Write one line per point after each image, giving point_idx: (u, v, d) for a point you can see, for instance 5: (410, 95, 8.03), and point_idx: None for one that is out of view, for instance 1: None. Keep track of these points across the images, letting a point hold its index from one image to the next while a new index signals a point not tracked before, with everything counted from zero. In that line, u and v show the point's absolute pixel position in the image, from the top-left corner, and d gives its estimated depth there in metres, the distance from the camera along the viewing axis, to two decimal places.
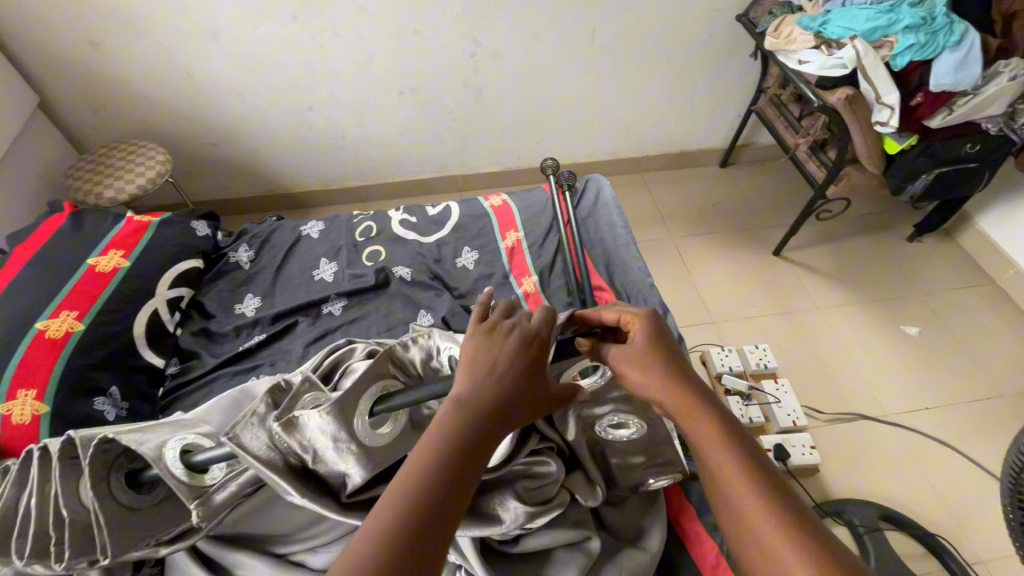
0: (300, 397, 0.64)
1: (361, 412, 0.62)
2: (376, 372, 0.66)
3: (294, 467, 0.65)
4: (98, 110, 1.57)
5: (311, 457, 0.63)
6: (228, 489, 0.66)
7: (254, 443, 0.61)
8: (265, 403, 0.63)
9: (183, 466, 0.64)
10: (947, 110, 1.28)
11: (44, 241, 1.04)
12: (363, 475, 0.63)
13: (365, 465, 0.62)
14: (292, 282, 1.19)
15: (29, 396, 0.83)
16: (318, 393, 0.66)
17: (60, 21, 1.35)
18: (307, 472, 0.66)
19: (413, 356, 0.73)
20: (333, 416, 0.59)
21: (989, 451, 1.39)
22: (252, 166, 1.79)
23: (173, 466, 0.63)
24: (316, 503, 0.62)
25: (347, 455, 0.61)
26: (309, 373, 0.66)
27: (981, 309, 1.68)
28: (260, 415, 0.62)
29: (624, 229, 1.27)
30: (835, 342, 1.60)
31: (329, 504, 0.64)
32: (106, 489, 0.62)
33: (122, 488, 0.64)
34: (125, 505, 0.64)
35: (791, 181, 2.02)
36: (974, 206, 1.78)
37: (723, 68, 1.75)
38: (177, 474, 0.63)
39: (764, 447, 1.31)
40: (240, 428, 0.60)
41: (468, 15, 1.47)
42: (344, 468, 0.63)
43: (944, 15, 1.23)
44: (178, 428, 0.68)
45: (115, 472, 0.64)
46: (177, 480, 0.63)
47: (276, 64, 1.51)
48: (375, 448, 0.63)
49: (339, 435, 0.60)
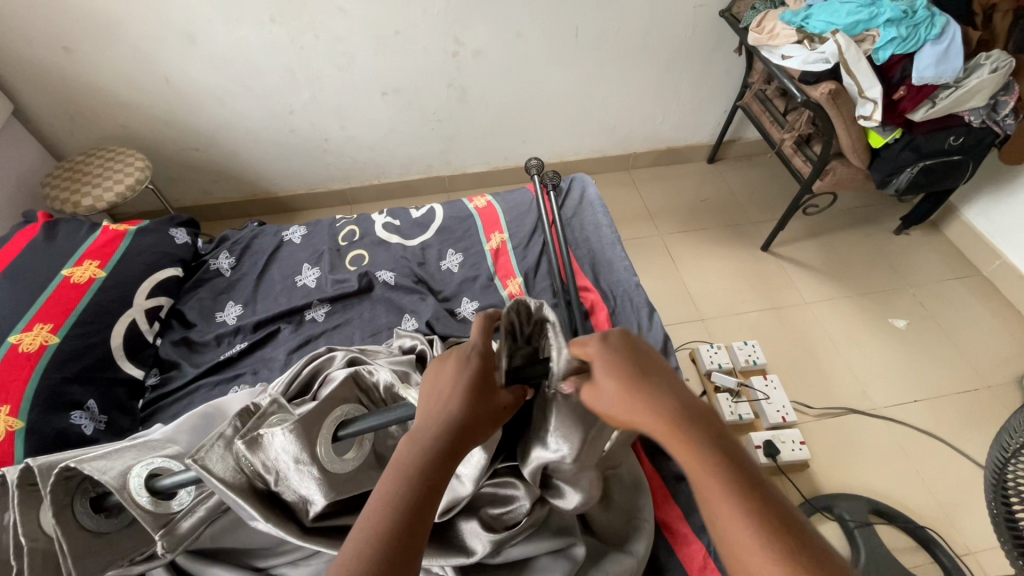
0: (265, 419, 0.66)
1: (324, 438, 0.64)
2: (338, 397, 0.71)
3: (259, 490, 0.65)
4: (76, 116, 1.54)
5: (273, 478, 0.64)
6: (193, 516, 0.67)
7: (219, 466, 0.61)
8: (233, 426, 0.64)
9: (148, 494, 0.64)
10: (930, 103, 1.29)
11: (17, 252, 1.02)
12: (324, 501, 0.64)
13: (326, 489, 0.64)
14: (275, 289, 1.18)
15: (1, 412, 0.81)
16: (284, 413, 0.68)
17: (32, 27, 1.33)
18: (271, 495, 0.67)
19: (378, 380, 0.77)
20: (296, 434, 0.61)
21: (977, 442, 1.40)
22: (235, 171, 1.77)
23: (137, 494, 0.63)
24: (276, 528, 0.62)
25: (308, 479, 0.63)
26: (277, 395, 0.69)
27: (969, 300, 1.69)
28: (226, 438, 0.63)
29: (609, 229, 1.27)
30: (823, 336, 1.61)
31: (291, 528, 0.64)
32: (71, 517, 0.62)
33: (87, 514, 0.64)
34: (90, 531, 0.64)
35: (778, 176, 2.03)
36: (961, 198, 1.78)
37: (708, 64, 1.75)
38: (141, 502, 0.63)
39: (754, 443, 1.31)
40: (205, 451, 0.61)
41: (449, 14, 1.46)
42: (306, 492, 0.64)
43: (925, 8, 1.23)
44: (144, 452, 0.68)
45: (79, 497, 0.64)
46: (141, 509, 0.63)
47: (255, 67, 1.49)
48: (337, 473, 0.65)
49: (301, 456, 0.62)
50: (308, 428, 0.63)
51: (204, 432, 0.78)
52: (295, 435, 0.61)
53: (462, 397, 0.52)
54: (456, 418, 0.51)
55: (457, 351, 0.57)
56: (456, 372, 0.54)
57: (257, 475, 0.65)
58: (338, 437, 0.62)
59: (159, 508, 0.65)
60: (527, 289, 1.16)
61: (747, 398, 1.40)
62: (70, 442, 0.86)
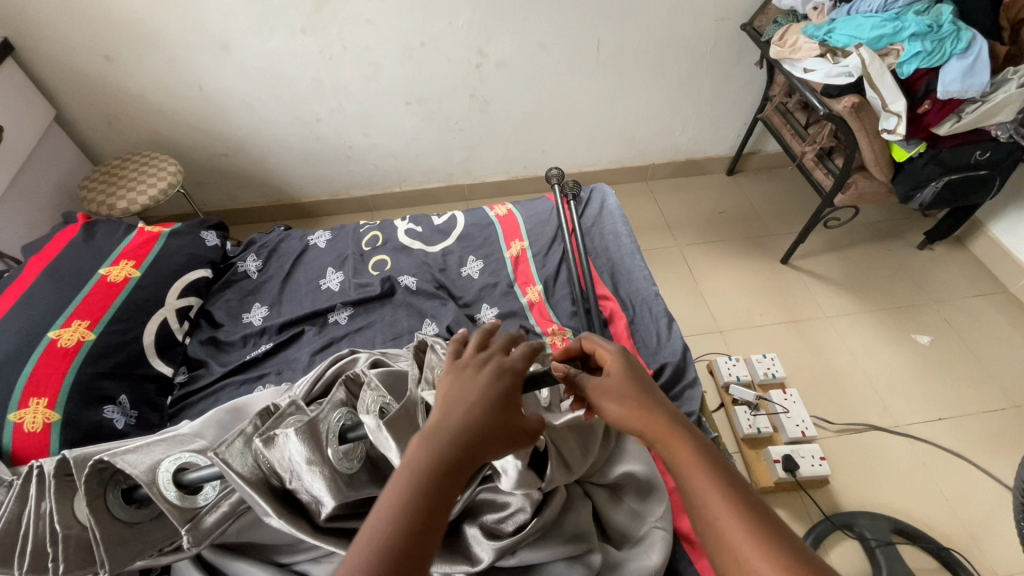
0: (283, 419, 0.67)
1: (332, 443, 0.65)
2: (338, 401, 0.71)
3: (275, 488, 0.67)
4: (113, 122, 1.60)
5: (288, 477, 0.65)
6: (218, 512, 0.68)
7: (238, 462, 0.63)
8: (252, 424, 0.66)
9: (174, 488, 0.65)
10: (955, 118, 1.28)
11: (59, 251, 1.07)
12: (333, 502, 0.63)
13: (335, 489, 0.63)
14: (300, 291, 1.21)
15: (40, 404, 0.85)
16: (301, 415, 0.68)
17: (76, 37, 1.39)
18: (286, 493, 0.68)
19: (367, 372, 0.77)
20: (306, 436, 0.62)
21: (1003, 461, 1.36)
22: (260, 176, 1.82)
23: (165, 488, 0.65)
24: (290, 525, 0.64)
25: (318, 480, 0.62)
26: (296, 397, 0.70)
27: (994, 316, 1.65)
28: (245, 436, 0.65)
29: (629, 239, 1.27)
30: (843, 349, 1.59)
31: (302, 526, 0.65)
32: (103, 507, 0.64)
33: (119, 505, 0.66)
34: (122, 520, 0.65)
35: (798, 188, 2.02)
36: (986, 213, 1.76)
37: (732, 73, 1.75)
38: (168, 496, 0.65)
39: (772, 458, 1.30)
40: (225, 446, 0.62)
41: (474, 26, 1.49)
42: (317, 493, 0.64)
43: (950, 23, 1.22)
44: (173, 446, 0.70)
45: (113, 489, 0.66)
46: (167, 503, 0.64)
47: (283, 76, 1.53)
48: (344, 473, 0.66)
49: (313, 458, 0.62)
50: (317, 430, 0.64)
51: (229, 426, 0.80)
52: (304, 438, 0.62)
53: (489, 411, 0.54)
54: (473, 440, 0.52)
55: (491, 362, 0.58)
56: (489, 382, 0.56)
57: (272, 473, 0.66)
58: (346, 438, 0.66)
59: (186, 503, 0.66)
60: (547, 296, 1.17)
61: (766, 411, 1.39)
62: (102, 436, 0.89)
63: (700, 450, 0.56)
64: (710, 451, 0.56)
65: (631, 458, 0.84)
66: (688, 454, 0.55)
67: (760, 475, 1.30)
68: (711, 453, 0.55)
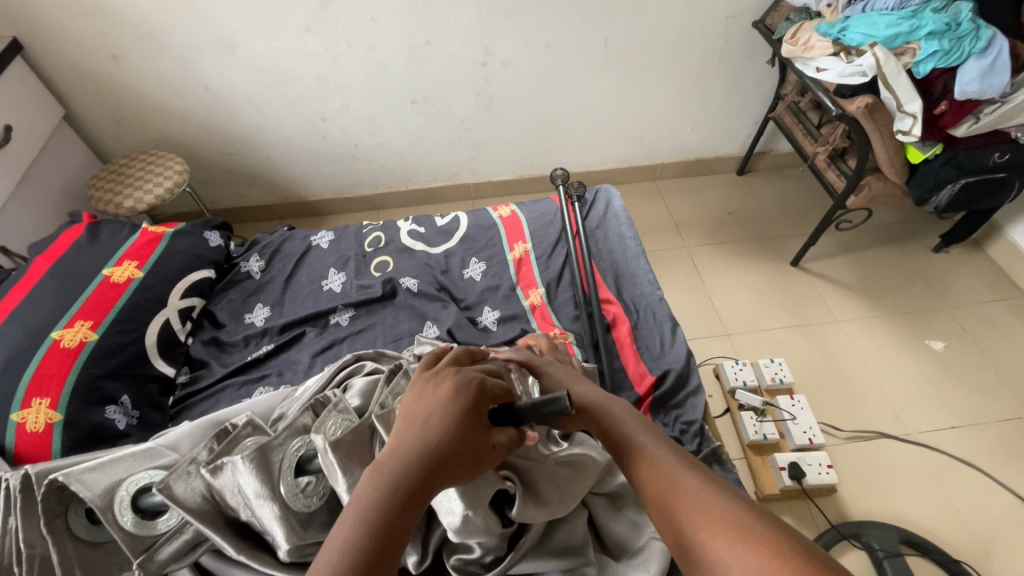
0: (238, 442, 0.67)
1: (285, 479, 0.64)
2: (298, 427, 0.70)
3: (229, 518, 0.67)
4: (121, 120, 1.61)
5: (243, 512, 0.64)
6: (178, 539, 0.65)
7: (187, 494, 0.62)
8: (206, 452, 0.66)
9: (130, 514, 0.64)
10: (973, 119, 1.25)
11: (63, 251, 1.08)
12: (286, 545, 0.62)
13: (289, 530, 0.62)
14: (302, 292, 1.21)
15: (43, 404, 0.85)
16: (258, 438, 0.68)
17: (85, 36, 1.40)
18: (246, 525, 0.68)
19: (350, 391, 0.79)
20: (255, 470, 0.62)
21: (1018, 472, 1.33)
22: (266, 174, 1.82)
23: (120, 513, 0.64)
24: (246, 560, 0.63)
25: (270, 518, 0.62)
26: (254, 418, 0.69)
27: (1011, 322, 1.61)
28: (197, 466, 0.64)
29: (634, 242, 1.26)
30: (854, 355, 1.56)
31: (262, 560, 0.65)
32: (64, 527, 0.64)
33: (81, 525, 0.65)
34: (86, 541, 0.65)
35: (810, 188, 1.98)
36: (1004, 216, 1.71)
37: (743, 72, 1.71)
38: (122, 522, 0.63)
39: (777, 465, 1.27)
40: (174, 477, 0.62)
41: (480, 24, 1.47)
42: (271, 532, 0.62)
43: (970, 20, 1.18)
44: (139, 462, 0.69)
45: (75, 509, 0.65)
46: (121, 531, 0.63)
47: (289, 75, 1.53)
48: (299, 511, 0.65)
49: (262, 494, 0.61)
50: (268, 464, 0.63)
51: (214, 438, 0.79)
52: (255, 471, 0.62)
53: (447, 429, 0.55)
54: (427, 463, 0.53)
55: (450, 380, 0.60)
56: (450, 396, 0.58)
57: (227, 505, 0.65)
58: (304, 471, 0.67)
59: (141, 530, 0.64)
60: (548, 300, 1.15)
61: (773, 417, 1.36)
62: (102, 438, 0.89)
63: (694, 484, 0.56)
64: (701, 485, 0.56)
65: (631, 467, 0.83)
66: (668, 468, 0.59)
67: (766, 483, 1.28)
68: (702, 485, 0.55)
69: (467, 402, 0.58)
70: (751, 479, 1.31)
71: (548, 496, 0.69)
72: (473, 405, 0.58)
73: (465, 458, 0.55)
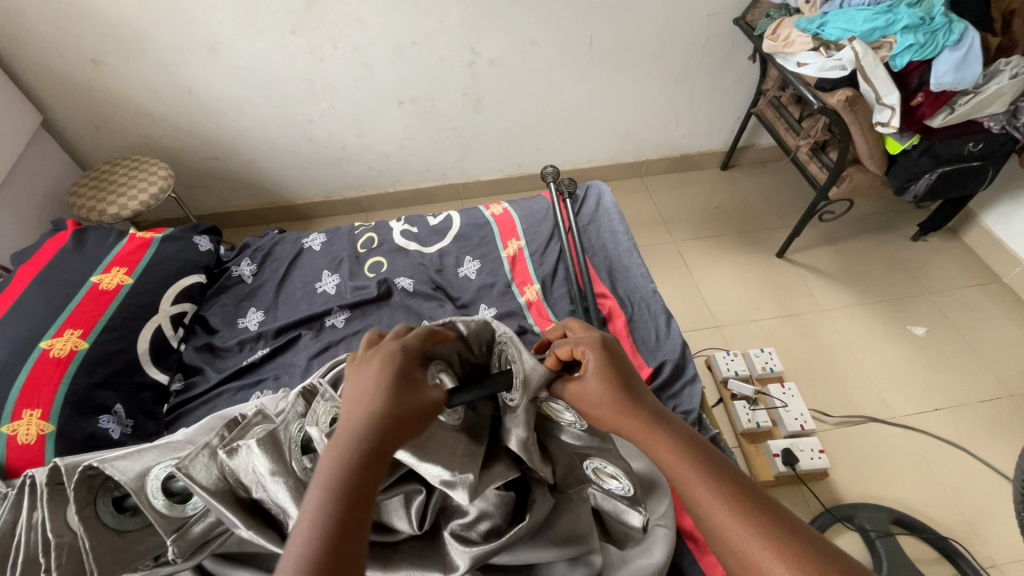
0: (249, 429, 0.68)
1: (295, 454, 0.63)
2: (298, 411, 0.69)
3: (242, 500, 0.65)
4: (102, 126, 1.58)
5: (255, 488, 0.64)
6: (206, 520, 0.66)
7: (203, 474, 0.63)
8: (219, 437, 0.67)
9: (162, 497, 0.65)
10: (948, 110, 1.29)
11: (49, 259, 1.05)
12: (301, 514, 0.61)
13: (302, 500, 0.61)
14: (295, 296, 1.20)
15: (34, 416, 0.84)
16: (267, 424, 0.69)
17: (63, 41, 1.37)
18: (258, 504, 0.66)
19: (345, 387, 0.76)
20: (264, 448, 0.61)
21: (998, 450, 1.38)
22: (252, 179, 1.80)
23: (153, 496, 0.65)
24: (256, 536, 0.61)
25: (281, 491, 0.61)
26: (262, 406, 0.71)
27: (987, 306, 1.67)
28: (211, 449, 0.65)
29: (626, 236, 1.27)
30: (837, 340, 1.60)
31: (271, 536, 0.63)
32: (93, 514, 0.63)
33: (109, 512, 0.65)
34: (112, 528, 0.64)
35: (792, 181, 2.03)
36: (979, 204, 1.76)
37: (724, 68, 1.74)
38: (154, 504, 0.64)
39: (771, 452, 1.30)
40: (189, 460, 0.63)
41: (465, 24, 1.48)
42: (284, 504, 0.61)
43: (943, 14, 1.22)
44: (165, 452, 0.69)
45: (104, 496, 0.65)
46: (153, 512, 0.63)
47: (274, 78, 1.52)
48: (308, 485, 0.63)
49: (274, 469, 0.61)
50: (277, 443, 0.63)
51: None
52: (266, 449, 0.61)
53: (385, 391, 0.53)
54: (384, 417, 0.52)
55: (381, 347, 0.58)
56: (380, 366, 0.56)
57: (240, 485, 0.65)
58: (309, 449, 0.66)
59: (173, 511, 0.65)
60: (544, 295, 1.16)
61: (765, 406, 1.39)
62: (99, 446, 0.88)
63: (699, 463, 0.52)
64: (710, 462, 0.53)
65: (635, 456, 0.85)
66: (693, 470, 0.52)
67: (760, 469, 1.30)
68: (717, 471, 0.52)
69: (399, 363, 0.56)
70: (746, 466, 1.33)
71: (536, 486, 0.72)
72: (404, 365, 0.56)
73: (416, 419, 0.53)
